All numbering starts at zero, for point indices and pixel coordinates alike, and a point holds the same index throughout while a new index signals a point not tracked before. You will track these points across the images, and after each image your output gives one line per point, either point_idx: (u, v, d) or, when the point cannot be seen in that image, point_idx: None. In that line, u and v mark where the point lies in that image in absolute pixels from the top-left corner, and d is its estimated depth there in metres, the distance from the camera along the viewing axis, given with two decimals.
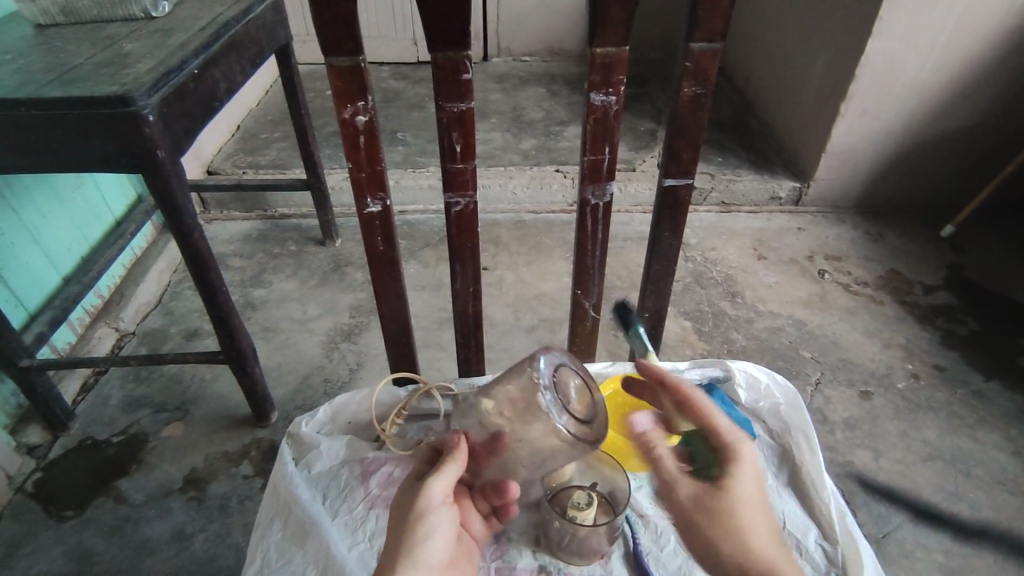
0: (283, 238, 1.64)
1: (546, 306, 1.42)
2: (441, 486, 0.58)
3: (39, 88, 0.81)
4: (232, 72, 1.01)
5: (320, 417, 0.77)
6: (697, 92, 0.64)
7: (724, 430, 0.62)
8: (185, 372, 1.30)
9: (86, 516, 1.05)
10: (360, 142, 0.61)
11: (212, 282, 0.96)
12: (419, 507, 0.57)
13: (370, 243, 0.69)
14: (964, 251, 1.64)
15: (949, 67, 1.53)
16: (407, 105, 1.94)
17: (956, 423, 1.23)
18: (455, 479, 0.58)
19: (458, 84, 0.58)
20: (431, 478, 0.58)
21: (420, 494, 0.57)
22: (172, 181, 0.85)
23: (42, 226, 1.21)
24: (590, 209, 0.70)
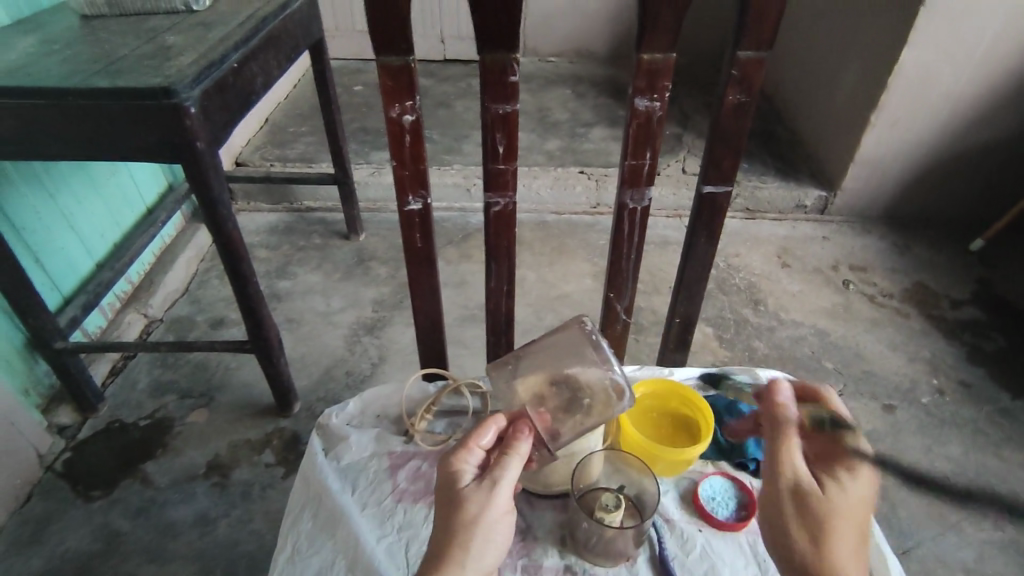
0: (309, 230, 1.66)
1: (567, 307, 1.42)
2: (508, 484, 0.57)
3: (86, 78, 0.83)
4: (269, 67, 1.03)
5: (350, 410, 0.79)
6: (741, 100, 0.64)
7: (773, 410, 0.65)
8: (210, 359, 1.32)
9: (113, 497, 1.07)
10: (405, 141, 0.62)
11: (244, 272, 0.98)
12: (490, 503, 0.55)
13: (408, 240, 0.70)
14: (993, 265, 1.61)
15: (986, 79, 1.51)
16: (433, 103, 1.95)
17: (982, 441, 1.22)
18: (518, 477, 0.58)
19: (504, 86, 0.59)
20: (499, 480, 0.56)
21: (488, 494, 0.56)
22: (209, 171, 0.86)
23: (78, 212, 1.24)
24: (628, 213, 0.70)
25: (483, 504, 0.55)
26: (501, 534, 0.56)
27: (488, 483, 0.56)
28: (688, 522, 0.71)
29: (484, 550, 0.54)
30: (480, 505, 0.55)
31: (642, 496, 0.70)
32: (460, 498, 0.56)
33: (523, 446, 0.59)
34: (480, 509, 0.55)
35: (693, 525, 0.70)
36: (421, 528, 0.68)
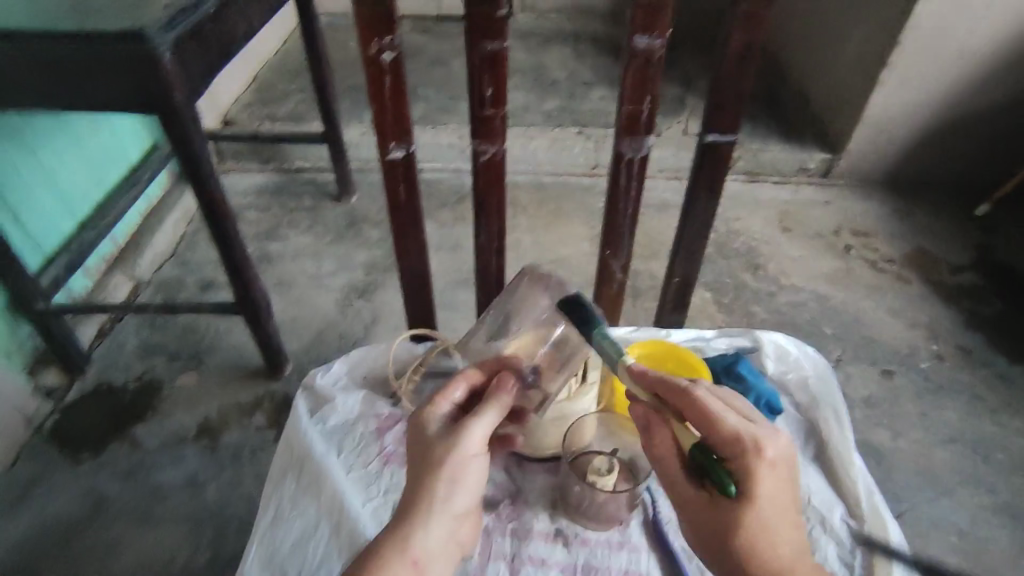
0: (299, 192, 1.61)
1: (562, 271, 1.39)
2: (480, 432, 0.56)
3: (53, 22, 0.78)
4: (251, 12, 0.97)
5: (336, 371, 0.77)
6: (748, 42, 0.60)
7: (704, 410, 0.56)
8: (199, 322, 1.29)
9: (101, 459, 1.06)
10: (385, 82, 0.58)
11: (229, 231, 0.94)
12: (455, 453, 0.55)
13: (392, 192, 0.66)
14: (998, 230, 1.58)
15: (1002, 34, 1.45)
16: (427, 60, 1.88)
17: (980, 407, 1.20)
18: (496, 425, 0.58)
19: (491, 22, 0.55)
20: (467, 429, 0.56)
21: (455, 443, 0.55)
22: (187, 121, 0.82)
23: (58, 169, 1.20)
24: (625, 164, 0.67)
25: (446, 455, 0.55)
26: (472, 488, 0.55)
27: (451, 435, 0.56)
28: None
29: (458, 500, 0.55)
30: (443, 460, 0.55)
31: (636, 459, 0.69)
32: (430, 453, 0.56)
33: (504, 398, 0.59)
34: (450, 459, 0.55)
35: None
36: None
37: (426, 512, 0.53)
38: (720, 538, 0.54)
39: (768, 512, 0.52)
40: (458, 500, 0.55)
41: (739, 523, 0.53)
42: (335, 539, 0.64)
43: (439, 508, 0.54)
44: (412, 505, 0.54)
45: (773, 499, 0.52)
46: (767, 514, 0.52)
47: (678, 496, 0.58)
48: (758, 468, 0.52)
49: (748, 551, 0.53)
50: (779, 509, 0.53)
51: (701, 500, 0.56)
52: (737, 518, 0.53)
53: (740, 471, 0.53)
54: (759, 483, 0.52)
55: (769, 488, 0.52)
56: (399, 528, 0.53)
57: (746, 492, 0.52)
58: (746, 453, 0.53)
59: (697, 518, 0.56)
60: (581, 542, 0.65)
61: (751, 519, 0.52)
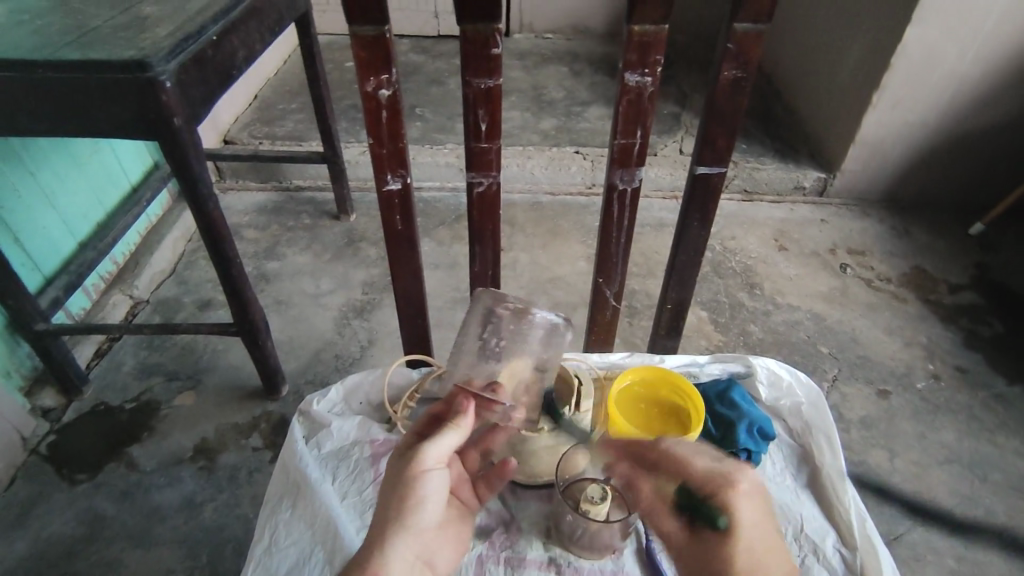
0: (298, 210, 1.63)
1: (560, 290, 1.40)
2: (436, 451, 0.58)
3: (57, 50, 0.79)
4: (251, 39, 0.99)
5: (333, 396, 0.77)
6: (737, 76, 0.61)
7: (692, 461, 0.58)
8: (197, 342, 1.30)
9: (98, 480, 1.06)
10: (382, 117, 0.59)
11: (227, 253, 0.95)
12: (412, 475, 0.56)
13: (388, 222, 0.67)
14: (991, 250, 1.59)
15: (992, 58, 1.47)
16: (425, 80, 1.90)
17: (977, 427, 1.21)
18: (455, 444, 0.59)
19: (487, 59, 0.56)
20: (423, 449, 0.57)
21: (412, 464, 0.57)
22: (188, 147, 0.83)
23: (59, 190, 1.21)
24: (617, 194, 0.68)
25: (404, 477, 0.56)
26: (427, 509, 0.57)
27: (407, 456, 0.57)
28: None
29: (416, 521, 0.56)
30: (402, 482, 0.56)
31: None
32: (393, 477, 0.57)
33: (464, 419, 0.59)
34: (407, 480, 0.56)
35: None
36: None
37: (387, 534, 0.55)
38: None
39: (747, 544, 0.53)
40: (416, 521, 0.56)
41: (726, 560, 0.52)
42: (329, 567, 0.63)
43: (398, 530, 0.55)
44: (374, 529, 0.56)
45: (747, 530, 0.53)
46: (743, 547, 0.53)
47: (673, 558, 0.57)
48: (727, 497, 0.54)
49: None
50: (756, 537, 0.53)
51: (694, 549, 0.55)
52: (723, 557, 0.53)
53: (717, 501, 0.54)
54: (733, 512, 0.54)
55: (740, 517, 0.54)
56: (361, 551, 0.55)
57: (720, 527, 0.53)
58: (726, 482, 0.55)
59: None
60: (574, 571, 0.65)
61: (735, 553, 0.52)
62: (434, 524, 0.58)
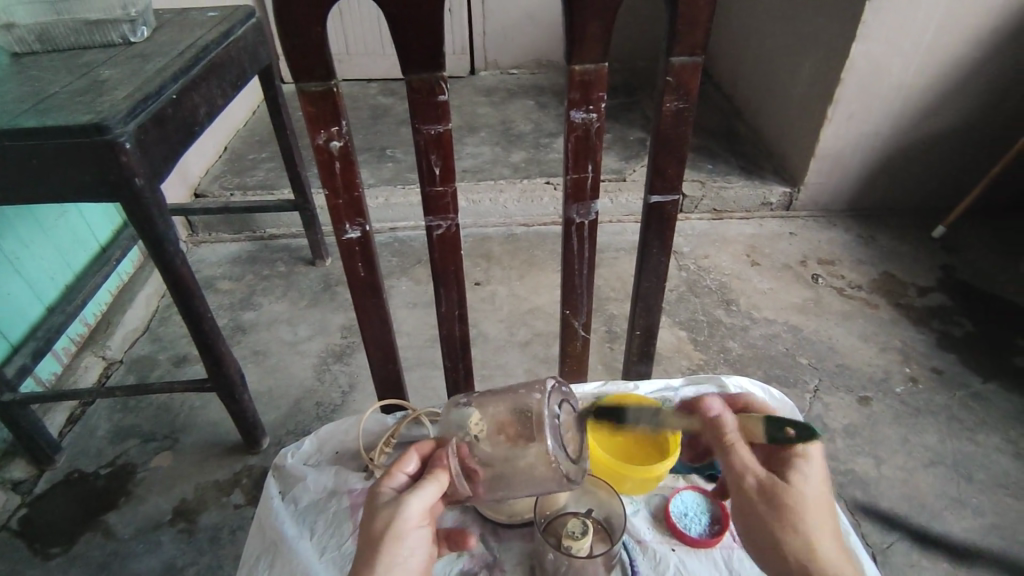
0: (273, 258, 1.62)
1: (540, 320, 1.40)
2: (418, 505, 0.57)
3: (14, 118, 0.79)
4: (213, 95, 1.00)
5: (306, 448, 0.76)
6: (680, 107, 0.63)
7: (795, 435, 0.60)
8: (173, 400, 1.27)
9: (72, 553, 1.02)
10: (336, 168, 0.60)
11: (197, 309, 0.94)
12: (390, 528, 0.55)
13: (350, 269, 0.67)
14: (956, 251, 1.63)
15: (934, 69, 1.54)
16: (394, 121, 1.93)
17: (958, 427, 1.22)
18: (435, 498, 0.58)
19: (434, 106, 0.57)
20: (403, 504, 0.56)
21: (392, 518, 0.55)
22: (151, 207, 0.83)
23: (24, 255, 1.19)
24: (575, 228, 0.69)
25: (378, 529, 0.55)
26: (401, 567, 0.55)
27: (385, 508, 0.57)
28: (659, 541, 0.70)
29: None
30: (376, 534, 0.55)
31: (610, 518, 0.68)
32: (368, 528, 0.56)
33: (444, 477, 0.59)
34: (384, 533, 0.55)
35: (664, 545, 0.69)
36: None
37: None
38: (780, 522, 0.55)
39: (815, 505, 0.56)
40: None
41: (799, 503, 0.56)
42: None
43: None
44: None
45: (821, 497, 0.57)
46: (808, 504, 0.56)
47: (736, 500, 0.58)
48: (803, 463, 0.58)
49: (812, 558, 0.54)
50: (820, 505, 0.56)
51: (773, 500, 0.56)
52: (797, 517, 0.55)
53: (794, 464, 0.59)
54: (803, 476, 0.57)
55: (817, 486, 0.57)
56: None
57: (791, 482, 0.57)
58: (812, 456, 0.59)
59: (757, 529, 0.56)
60: None
61: (808, 512, 0.56)
62: None
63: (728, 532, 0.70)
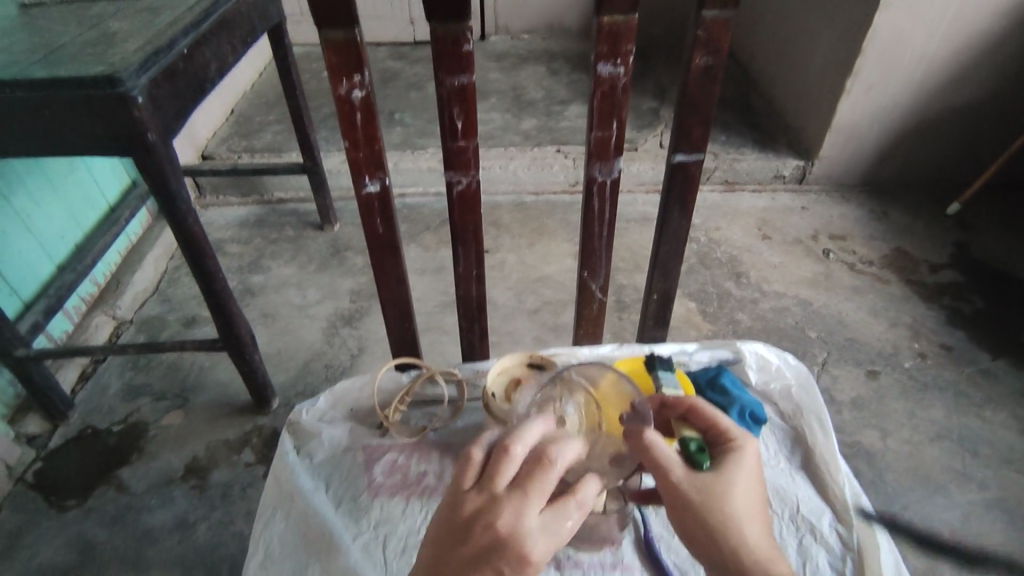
0: (281, 222, 1.62)
1: (549, 288, 1.40)
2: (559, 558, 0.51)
3: (24, 69, 0.78)
4: (224, 52, 0.99)
5: (321, 405, 0.77)
6: (709, 64, 0.62)
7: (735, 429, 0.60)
8: (184, 359, 1.28)
9: (87, 506, 1.04)
10: (357, 120, 0.59)
11: (209, 268, 0.94)
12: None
13: (369, 226, 0.67)
14: (970, 228, 1.62)
15: (959, 40, 1.50)
16: (404, 86, 1.90)
17: (964, 402, 1.22)
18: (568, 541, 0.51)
19: (458, 57, 0.56)
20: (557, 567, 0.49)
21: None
22: (164, 163, 0.82)
23: (33, 213, 1.19)
24: (597, 187, 0.68)
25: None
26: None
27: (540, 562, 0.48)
28: None
29: None
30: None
31: None
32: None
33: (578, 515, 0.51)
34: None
35: None
36: (399, 523, 0.68)
37: None
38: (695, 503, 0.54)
39: (735, 493, 0.55)
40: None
41: (720, 493, 0.55)
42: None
43: None
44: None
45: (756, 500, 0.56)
46: (744, 504, 0.55)
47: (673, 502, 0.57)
48: (737, 453, 0.58)
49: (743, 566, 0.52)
50: (750, 501, 0.55)
51: (706, 493, 0.54)
52: (715, 501, 0.54)
53: (723, 453, 0.59)
54: (733, 466, 0.57)
55: (744, 475, 0.57)
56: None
57: (728, 475, 0.56)
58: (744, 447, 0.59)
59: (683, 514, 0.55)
60: (574, 565, 0.66)
61: (727, 500, 0.54)
62: None
63: None
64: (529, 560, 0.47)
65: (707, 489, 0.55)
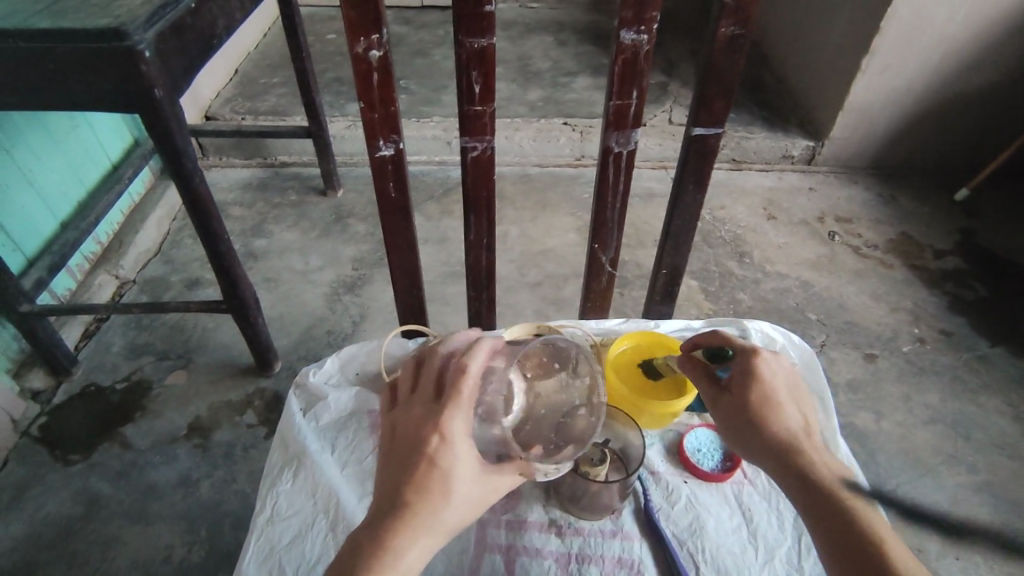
0: (284, 186, 1.60)
1: (552, 262, 1.40)
2: (460, 419, 0.54)
3: (27, 18, 0.76)
4: (231, 9, 0.97)
5: (328, 368, 0.78)
6: (735, 33, 0.60)
7: (750, 356, 0.62)
8: (186, 320, 1.28)
9: (92, 460, 1.06)
10: (373, 80, 0.58)
11: (214, 229, 0.94)
12: (426, 447, 0.53)
13: (382, 190, 0.67)
14: (977, 214, 1.61)
15: (979, 22, 1.47)
16: (409, 52, 1.86)
17: (959, 387, 1.23)
18: (467, 404, 0.54)
19: (479, 17, 0.55)
20: (439, 418, 0.53)
21: (430, 434, 0.53)
22: (171, 121, 0.81)
23: (37, 169, 1.18)
24: (612, 158, 0.68)
25: (449, 415, 0.53)
26: (479, 461, 0.54)
27: (455, 387, 0.54)
28: (672, 474, 0.72)
29: (449, 483, 0.52)
30: (431, 438, 0.53)
31: (627, 448, 0.72)
32: (401, 440, 0.54)
33: (464, 378, 0.54)
34: (423, 455, 0.52)
35: (677, 477, 0.72)
36: None
37: (408, 510, 0.51)
38: (743, 432, 0.60)
39: (769, 415, 0.59)
40: (465, 478, 0.53)
41: (752, 418, 0.59)
42: (334, 534, 0.64)
43: (421, 502, 0.51)
44: (420, 491, 0.52)
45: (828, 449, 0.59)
46: (814, 450, 0.58)
47: (755, 446, 0.59)
48: (758, 376, 0.61)
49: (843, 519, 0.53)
50: (787, 421, 0.59)
51: (743, 422, 0.60)
52: (751, 430, 0.59)
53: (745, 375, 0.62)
54: (760, 386, 0.60)
55: (768, 394, 0.60)
56: (404, 516, 0.51)
57: (755, 395, 0.60)
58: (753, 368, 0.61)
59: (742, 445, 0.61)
60: (574, 532, 0.67)
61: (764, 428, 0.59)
62: (466, 491, 0.53)
63: (739, 468, 0.72)
64: (404, 423, 0.55)
65: (741, 415, 0.60)
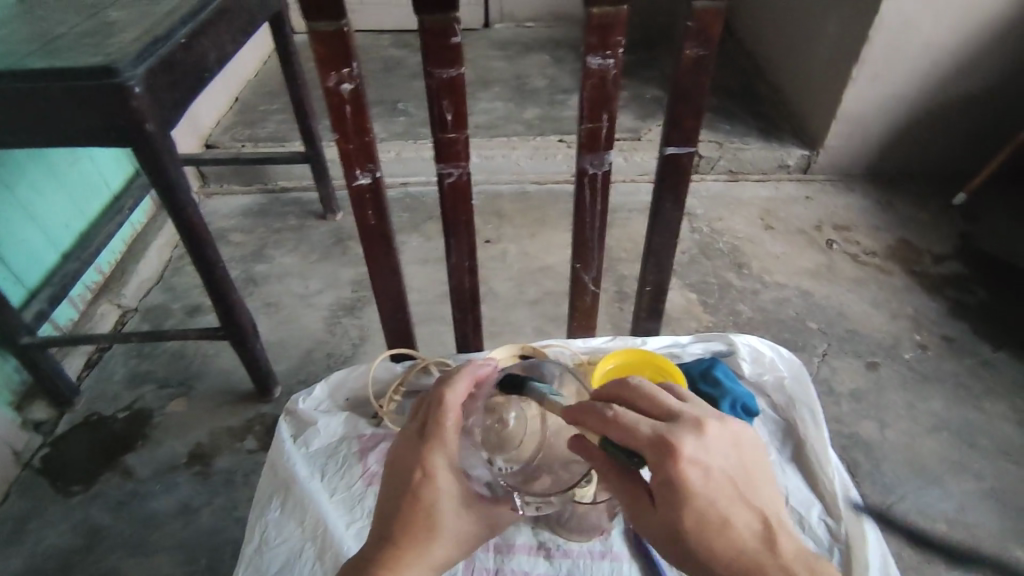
0: (283, 212, 1.62)
1: (549, 279, 1.40)
2: (440, 453, 0.58)
3: (23, 59, 0.79)
4: (223, 42, 0.99)
5: (317, 394, 0.79)
6: (700, 54, 0.61)
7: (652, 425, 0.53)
8: (186, 348, 1.29)
9: (93, 491, 1.06)
10: (347, 112, 0.59)
11: (208, 258, 0.95)
12: (411, 481, 0.57)
13: (361, 218, 0.68)
14: (977, 218, 1.60)
15: (967, 27, 1.47)
16: (405, 75, 1.89)
17: (964, 394, 1.22)
18: (451, 436, 0.59)
19: (447, 49, 0.56)
20: (420, 453, 0.58)
21: (415, 467, 0.58)
22: (162, 154, 0.83)
23: (37, 202, 1.20)
24: (588, 178, 0.68)
25: (431, 450, 0.58)
26: (460, 496, 0.58)
27: (439, 421, 0.59)
28: None
29: (432, 515, 0.56)
30: (416, 471, 0.57)
31: None
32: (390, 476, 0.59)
33: (449, 410, 0.59)
34: (409, 489, 0.57)
35: None
36: None
37: (394, 542, 0.55)
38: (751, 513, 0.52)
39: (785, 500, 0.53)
40: (448, 511, 0.57)
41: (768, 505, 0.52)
42: (321, 563, 0.65)
43: (406, 537, 0.55)
44: (405, 525, 0.56)
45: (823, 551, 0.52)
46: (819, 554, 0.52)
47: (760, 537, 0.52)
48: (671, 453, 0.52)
49: (702, 543, 0.50)
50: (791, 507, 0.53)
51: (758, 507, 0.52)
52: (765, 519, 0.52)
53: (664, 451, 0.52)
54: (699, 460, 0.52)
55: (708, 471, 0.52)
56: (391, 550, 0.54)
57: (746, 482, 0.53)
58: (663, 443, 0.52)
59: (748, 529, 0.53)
60: (563, 553, 0.71)
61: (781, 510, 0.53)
62: (448, 525, 0.57)
63: None
64: (395, 460, 0.60)
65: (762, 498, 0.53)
